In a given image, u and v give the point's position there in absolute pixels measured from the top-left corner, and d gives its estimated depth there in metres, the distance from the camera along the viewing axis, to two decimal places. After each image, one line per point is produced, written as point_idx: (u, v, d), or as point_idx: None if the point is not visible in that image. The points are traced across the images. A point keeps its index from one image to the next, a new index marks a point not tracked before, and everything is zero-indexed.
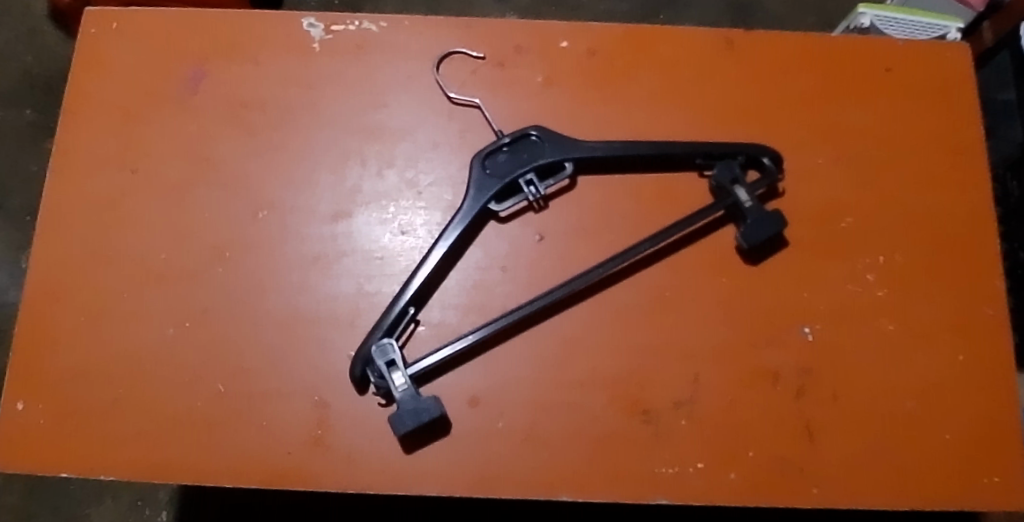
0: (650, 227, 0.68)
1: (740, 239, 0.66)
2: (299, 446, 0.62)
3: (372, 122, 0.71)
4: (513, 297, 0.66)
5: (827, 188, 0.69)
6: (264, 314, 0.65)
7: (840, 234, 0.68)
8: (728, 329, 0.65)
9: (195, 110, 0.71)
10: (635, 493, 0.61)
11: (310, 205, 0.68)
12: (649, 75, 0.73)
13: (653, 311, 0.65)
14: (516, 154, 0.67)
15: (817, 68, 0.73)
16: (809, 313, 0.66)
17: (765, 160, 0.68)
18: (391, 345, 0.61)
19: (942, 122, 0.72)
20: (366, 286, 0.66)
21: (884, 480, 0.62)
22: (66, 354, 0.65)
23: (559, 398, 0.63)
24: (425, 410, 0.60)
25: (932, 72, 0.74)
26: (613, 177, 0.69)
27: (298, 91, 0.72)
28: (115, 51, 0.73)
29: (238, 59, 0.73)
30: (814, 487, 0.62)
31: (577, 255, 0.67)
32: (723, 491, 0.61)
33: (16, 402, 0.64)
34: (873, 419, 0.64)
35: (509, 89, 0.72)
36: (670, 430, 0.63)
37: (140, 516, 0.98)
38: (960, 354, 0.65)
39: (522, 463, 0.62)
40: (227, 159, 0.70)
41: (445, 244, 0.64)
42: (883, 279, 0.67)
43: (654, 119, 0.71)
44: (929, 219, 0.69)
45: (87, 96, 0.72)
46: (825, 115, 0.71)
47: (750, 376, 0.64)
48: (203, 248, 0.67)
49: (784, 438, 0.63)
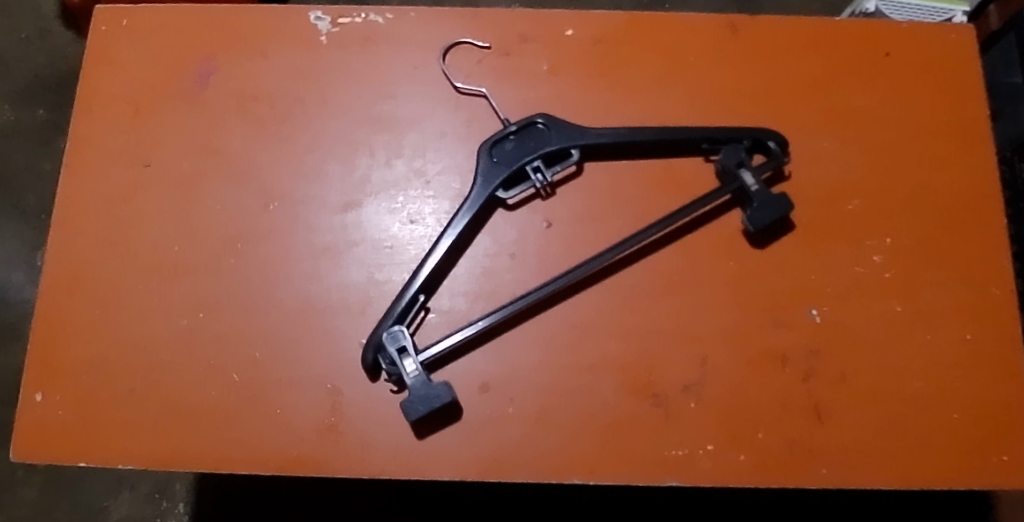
0: (656, 212, 0.68)
1: (747, 222, 0.66)
2: (314, 433, 0.63)
3: (380, 113, 0.72)
4: (521, 284, 0.66)
5: (833, 171, 0.70)
6: (277, 303, 0.66)
7: (846, 216, 0.68)
8: (736, 312, 0.66)
9: (205, 104, 0.72)
10: (646, 476, 0.62)
11: (321, 194, 0.69)
12: (653, 62, 0.73)
13: (662, 294, 0.66)
14: (523, 142, 0.67)
15: (821, 52, 0.73)
16: (816, 295, 0.66)
17: (771, 144, 0.68)
18: (402, 332, 0.62)
19: (947, 102, 0.72)
20: (376, 275, 0.66)
21: (891, 460, 0.63)
22: (82, 346, 0.66)
23: (569, 382, 0.64)
24: (436, 396, 0.60)
25: (937, 54, 0.74)
26: (619, 163, 0.70)
27: (306, 84, 0.73)
28: (125, 47, 0.74)
29: (246, 53, 0.73)
30: (822, 467, 0.62)
31: (584, 241, 0.67)
32: (733, 473, 0.62)
33: (34, 394, 0.65)
34: (882, 400, 0.64)
35: (514, 78, 0.72)
36: (681, 412, 0.63)
37: (157, 509, 0.99)
38: (967, 334, 0.66)
39: (532, 447, 0.62)
40: (237, 152, 0.70)
41: (454, 232, 0.65)
42: (889, 261, 0.67)
43: (660, 106, 0.71)
44: (934, 198, 0.69)
45: (99, 92, 0.73)
46: (832, 99, 0.72)
47: (758, 358, 0.64)
48: (216, 240, 0.68)
49: (793, 419, 0.63)
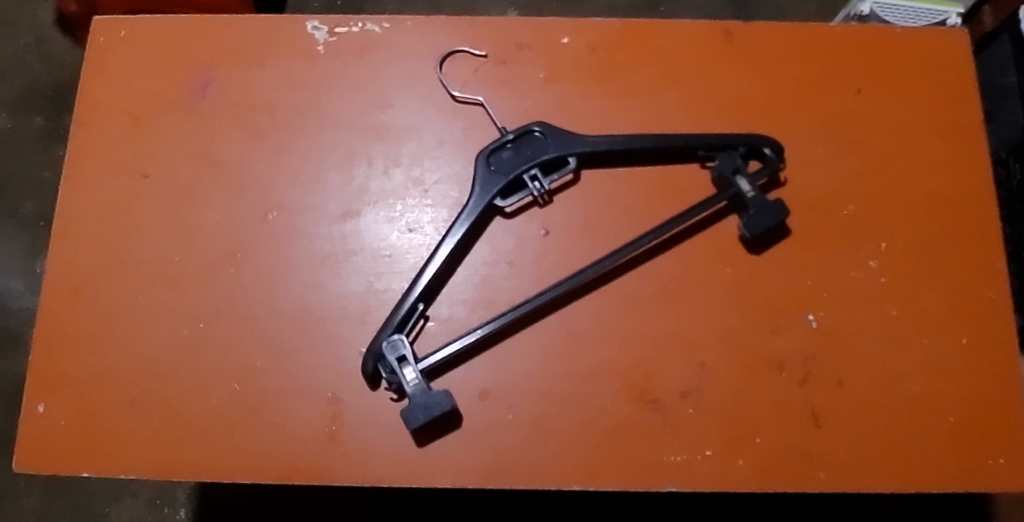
0: (653, 220, 0.68)
1: (743, 229, 0.66)
2: (315, 442, 0.63)
3: (378, 122, 0.72)
4: (520, 291, 0.67)
5: (828, 176, 0.70)
6: (276, 313, 0.66)
7: (841, 222, 0.69)
8: (733, 318, 0.66)
9: (203, 114, 0.72)
10: (645, 481, 0.62)
11: (319, 204, 0.69)
12: (648, 69, 0.73)
13: (659, 301, 0.66)
14: (520, 150, 0.68)
15: (815, 58, 0.74)
16: (813, 300, 0.67)
17: (767, 150, 0.69)
18: (402, 341, 0.62)
19: (941, 106, 0.73)
20: (376, 284, 0.67)
21: (889, 464, 0.63)
22: (85, 356, 0.66)
23: (567, 390, 0.64)
24: (436, 404, 0.61)
25: (933, 60, 0.74)
26: (615, 170, 0.70)
27: (304, 93, 0.73)
28: (124, 58, 0.74)
29: (244, 63, 0.74)
30: (820, 472, 0.63)
31: (581, 248, 0.68)
32: (731, 478, 0.62)
33: (37, 405, 0.65)
34: (878, 405, 0.64)
35: (511, 86, 0.73)
36: (679, 418, 0.64)
37: (159, 515, 0.99)
38: (963, 337, 0.66)
39: (531, 453, 0.63)
40: (237, 162, 0.71)
41: (452, 241, 0.65)
42: (885, 265, 0.68)
43: (656, 113, 0.72)
44: (929, 204, 0.70)
45: (98, 103, 0.73)
46: (827, 106, 0.72)
47: (755, 363, 0.65)
48: (215, 249, 0.68)
49: (791, 424, 0.64)
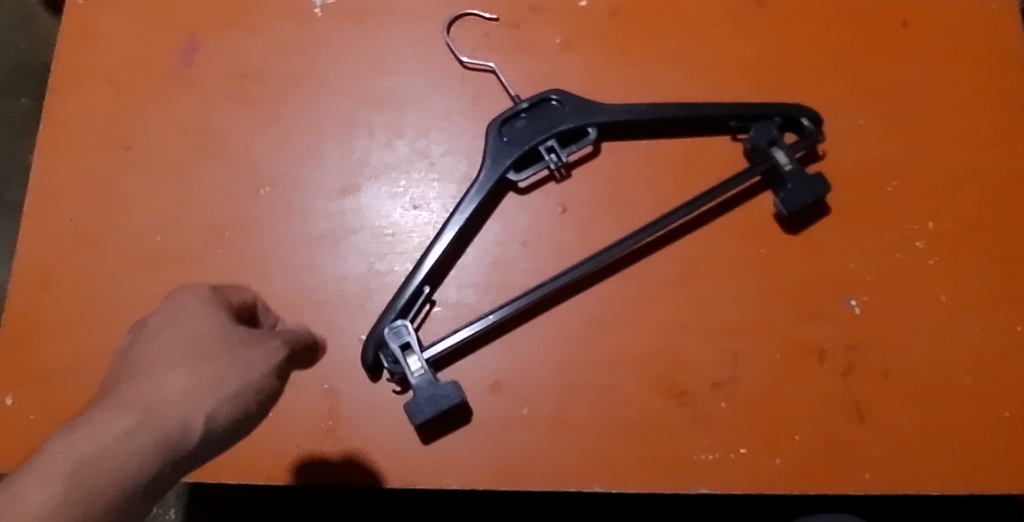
0: (680, 197, 0.63)
1: (780, 206, 0.61)
2: (310, 439, 0.57)
3: (380, 91, 0.66)
4: (535, 274, 0.61)
5: (870, 151, 0.64)
6: (268, 296, 0.61)
7: (884, 200, 0.63)
8: (769, 304, 0.60)
9: (190, 82, 0.67)
10: (674, 482, 0.56)
11: (316, 179, 0.64)
12: (673, 35, 0.67)
13: (687, 285, 0.61)
14: (535, 120, 0.62)
15: (853, 23, 0.68)
16: (855, 284, 0.61)
17: (804, 121, 0.63)
18: (405, 327, 0.56)
19: (992, 74, 0.67)
20: (377, 265, 0.61)
21: (940, 463, 0.57)
22: (58, 344, 0.60)
23: (587, 381, 0.58)
24: (443, 397, 0.55)
25: (981, 24, 0.68)
26: (639, 142, 0.64)
27: (299, 59, 0.67)
28: (105, 23, 0.69)
29: (235, 27, 0.68)
30: (865, 472, 0.57)
31: (601, 227, 0.62)
32: (768, 479, 0.57)
33: (4, 398, 0.59)
34: (928, 398, 0.59)
35: (524, 52, 0.67)
36: (710, 413, 0.58)
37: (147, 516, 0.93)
38: (1018, 324, 0.60)
39: (548, 451, 0.57)
40: (226, 133, 0.65)
41: (461, 218, 0.59)
42: (933, 246, 0.62)
43: (682, 82, 0.66)
44: (980, 179, 0.64)
45: (76, 70, 0.67)
46: (867, 74, 0.66)
47: (793, 353, 0.59)
48: (202, 228, 0.63)
49: (833, 419, 0.58)
